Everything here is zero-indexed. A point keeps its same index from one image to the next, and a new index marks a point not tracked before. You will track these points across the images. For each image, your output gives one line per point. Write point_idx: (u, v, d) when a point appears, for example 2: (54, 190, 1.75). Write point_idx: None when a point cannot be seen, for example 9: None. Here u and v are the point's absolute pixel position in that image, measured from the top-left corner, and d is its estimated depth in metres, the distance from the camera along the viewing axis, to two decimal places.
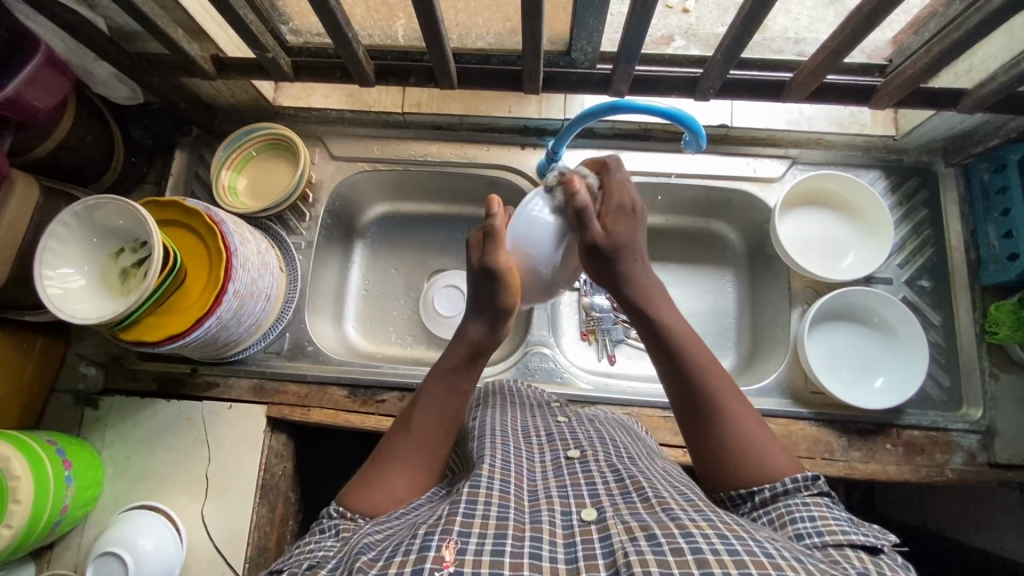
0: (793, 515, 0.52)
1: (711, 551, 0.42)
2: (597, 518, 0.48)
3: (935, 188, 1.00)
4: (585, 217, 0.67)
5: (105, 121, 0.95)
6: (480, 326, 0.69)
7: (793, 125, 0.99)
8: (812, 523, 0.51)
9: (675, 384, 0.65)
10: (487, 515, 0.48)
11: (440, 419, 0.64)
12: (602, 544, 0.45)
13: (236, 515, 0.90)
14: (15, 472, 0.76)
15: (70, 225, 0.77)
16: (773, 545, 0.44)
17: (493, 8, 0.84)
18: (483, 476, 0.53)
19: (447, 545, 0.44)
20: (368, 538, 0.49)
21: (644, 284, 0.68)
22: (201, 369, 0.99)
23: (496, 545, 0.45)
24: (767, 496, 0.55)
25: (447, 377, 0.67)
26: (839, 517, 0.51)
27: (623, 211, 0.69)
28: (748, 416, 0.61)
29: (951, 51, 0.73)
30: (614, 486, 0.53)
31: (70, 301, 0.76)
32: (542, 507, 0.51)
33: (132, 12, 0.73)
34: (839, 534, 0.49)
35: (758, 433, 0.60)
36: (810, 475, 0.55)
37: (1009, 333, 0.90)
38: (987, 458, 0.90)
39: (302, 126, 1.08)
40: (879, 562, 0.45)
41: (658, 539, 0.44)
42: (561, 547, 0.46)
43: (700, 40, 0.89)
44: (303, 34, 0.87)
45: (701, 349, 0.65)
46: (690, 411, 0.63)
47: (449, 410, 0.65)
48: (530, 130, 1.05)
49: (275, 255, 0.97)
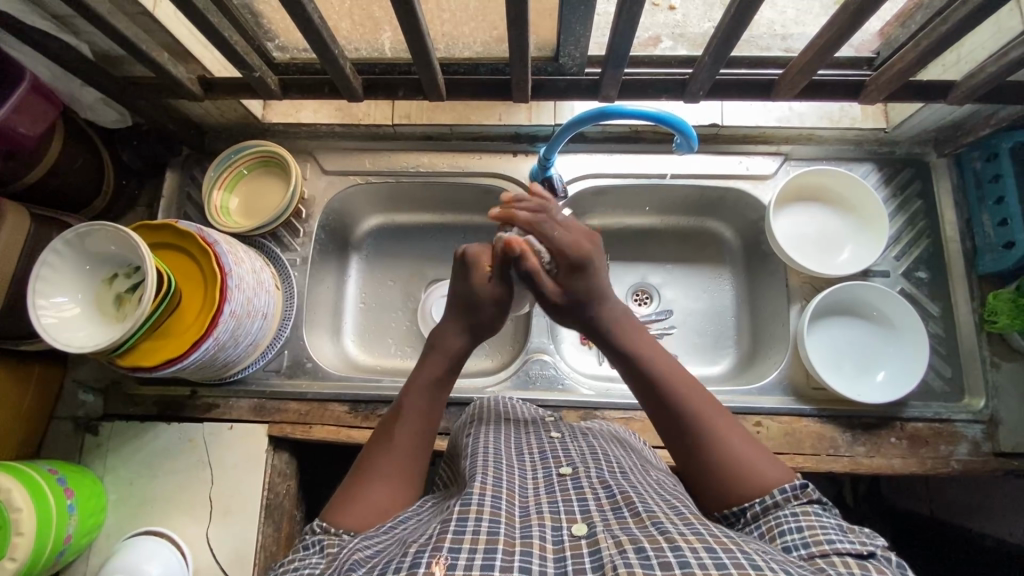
0: (782, 526, 0.52)
1: (699, 564, 0.42)
2: (587, 533, 0.48)
3: (927, 179, 1.01)
4: (537, 278, 0.72)
5: (93, 145, 0.94)
6: (460, 339, 0.71)
7: (784, 122, 0.99)
8: (800, 534, 0.50)
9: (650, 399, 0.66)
10: (478, 530, 0.47)
11: (417, 429, 0.65)
12: (592, 558, 0.45)
13: (241, 537, 0.89)
14: (16, 504, 0.75)
15: (62, 253, 0.77)
16: (762, 557, 0.44)
17: (479, 17, 0.84)
18: (474, 494, 0.52)
19: (437, 561, 0.44)
20: (359, 554, 0.49)
21: (610, 314, 0.72)
22: (200, 392, 0.98)
23: (486, 559, 0.44)
24: (757, 510, 0.55)
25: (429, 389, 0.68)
26: (826, 524, 0.51)
27: (580, 263, 0.71)
28: (711, 403, 0.63)
29: (937, 44, 0.73)
30: (605, 501, 0.53)
31: (65, 330, 0.76)
32: (533, 522, 0.50)
33: (115, 37, 0.72)
34: (826, 544, 0.48)
35: (723, 421, 0.62)
36: (798, 484, 0.55)
37: (1010, 322, 0.89)
38: (992, 448, 0.90)
39: (292, 141, 1.07)
40: (866, 564, 0.45)
41: (647, 552, 0.44)
42: (552, 562, 0.45)
43: (688, 41, 0.89)
44: (290, 51, 0.87)
45: (673, 366, 0.66)
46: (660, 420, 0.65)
47: (429, 421, 0.66)
48: (521, 136, 1.05)
49: (270, 273, 0.96)
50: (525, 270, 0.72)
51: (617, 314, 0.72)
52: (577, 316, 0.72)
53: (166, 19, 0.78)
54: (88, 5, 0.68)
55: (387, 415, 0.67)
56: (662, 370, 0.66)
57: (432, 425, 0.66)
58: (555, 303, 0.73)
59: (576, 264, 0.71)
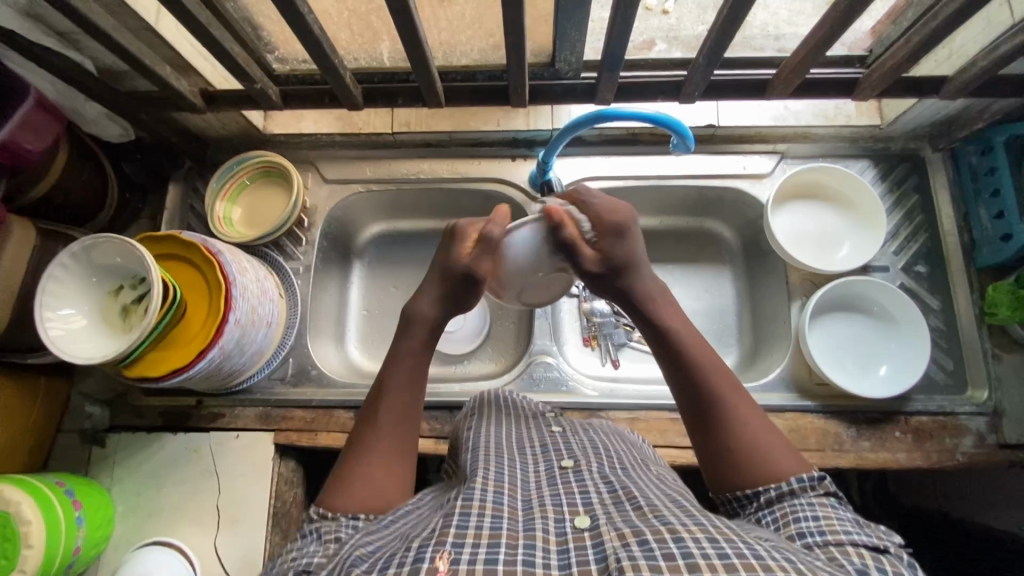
0: (797, 514, 0.52)
1: (702, 556, 0.42)
2: (589, 525, 0.48)
3: (924, 174, 1.01)
4: (575, 249, 0.71)
5: (97, 159, 0.95)
6: (431, 311, 0.70)
7: (779, 121, 1.00)
8: (815, 522, 0.51)
9: (672, 377, 0.66)
10: (481, 525, 0.48)
11: (405, 404, 0.65)
12: (595, 550, 0.45)
13: (250, 545, 0.90)
14: (26, 517, 0.76)
15: (68, 266, 0.78)
16: (766, 548, 0.44)
17: (476, 25, 0.84)
18: (476, 489, 0.53)
19: (441, 555, 0.44)
20: (360, 548, 0.49)
21: (645, 286, 0.70)
22: (206, 401, 0.99)
23: (489, 554, 0.45)
24: (772, 496, 0.55)
25: (408, 360, 0.67)
26: (842, 516, 0.51)
27: (614, 231, 0.70)
28: (727, 383, 0.63)
29: (927, 40, 0.74)
30: (607, 494, 0.54)
31: (73, 342, 0.77)
32: (536, 515, 0.51)
33: (118, 52, 0.74)
34: (842, 534, 0.49)
35: (743, 404, 0.62)
36: (816, 475, 0.55)
37: (1010, 314, 0.90)
38: (997, 440, 0.90)
39: (293, 152, 1.08)
40: (882, 558, 0.46)
41: (650, 544, 0.44)
42: (554, 554, 0.46)
43: (683, 43, 0.91)
44: (290, 62, 0.88)
45: (694, 343, 0.66)
46: (683, 402, 0.65)
47: (412, 393, 0.66)
48: (520, 141, 1.06)
49: (274, 282, 0.97)
50: (560, 240, 0.71)
51: (646, 288, 0.70)
52: (608, 285, 0.71)
53: (167, 33, 0.79)
54: (91, 21, 0.69)
55: (370, 393, 0.67)
56: (682, 347, 0.66)
57: (416, 396, 0.66)
58: (591, 273, 0.71)
59: (614, 232, 0.69)
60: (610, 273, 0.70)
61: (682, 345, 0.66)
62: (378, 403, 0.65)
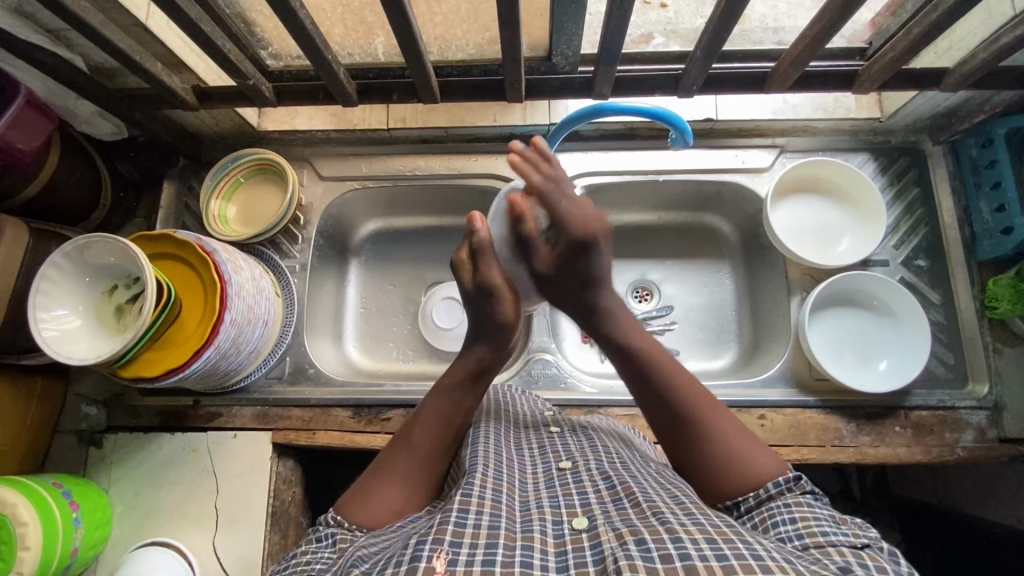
0: (774, 519, 0.52)
1: (700, 557, 0.42)
2: (587, 526, 0.48)
3: (924, 167, 1.00)
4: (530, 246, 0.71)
5: (91, 158, 0.94)
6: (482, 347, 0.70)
7: (779, 115, 0.99)
8: (793, 525, 0.50)
9: (641, 392, 0.66)
10: (479, 524, 0.47)
11: (439, 432, 0.64)
12: (592, 551, 0.45)
13: (249, 545, 0.89)
14: (22, 518, 0.75)
15: (62, 266, 0.77)
16: (762, 547, 0.44)
17: (472, 19, 0.83)
18: (475, 485, 0.52)
19: (438, 555, 0.43)
20: (363, 551, 0.49)
21: (609, 303, 0.71)
22: (203, 401, 0.98)
23: (486, 555, 0.44)
24: (752, 503, 0.55)
25: (450, 393, 0.67)
26: (819, 515, 0.51)
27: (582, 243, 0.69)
28: (697, 395, 0.63)
29: (928, 32, 0.73)
30: (605, 493, 0.53)
31: (68, 342, 0.76)
32: (534, 516, 0.51)
33: (109, 49, 0.73)
34: (819, 536, 0.48)
35: (715, 413, 0.62)
36: (792, 477, 0.55)
37: (1010, 307, 0.90)
38: (996, 434, 0.90)
39: (288, 149, 1.08)
40: (860, 554, 0.45)
41: (648, 544, 0.44)
42: (551, 556, 0.45)
43: (681, 37, 0.89)
44: (283, 58, 0.87)
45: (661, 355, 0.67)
46: (658, 423, 0.64)
47: (448, 427, 0.65)
48: (517, 137, 1.05)
49: (270, 280, 0.96)
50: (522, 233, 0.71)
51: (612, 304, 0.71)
52: (577, 301, 0.71)
53: (159, 30, 0.78)
54: (79, 17, 0.68)
55: (408, 417, 0.67)
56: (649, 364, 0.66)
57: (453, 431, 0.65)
58: (546, 278, 0.72)
59: (580, 246, 0.69)
60: (574, 283, 0.71)
61: (650, 359, 0.66)
62: (414, 430, 0.65)
